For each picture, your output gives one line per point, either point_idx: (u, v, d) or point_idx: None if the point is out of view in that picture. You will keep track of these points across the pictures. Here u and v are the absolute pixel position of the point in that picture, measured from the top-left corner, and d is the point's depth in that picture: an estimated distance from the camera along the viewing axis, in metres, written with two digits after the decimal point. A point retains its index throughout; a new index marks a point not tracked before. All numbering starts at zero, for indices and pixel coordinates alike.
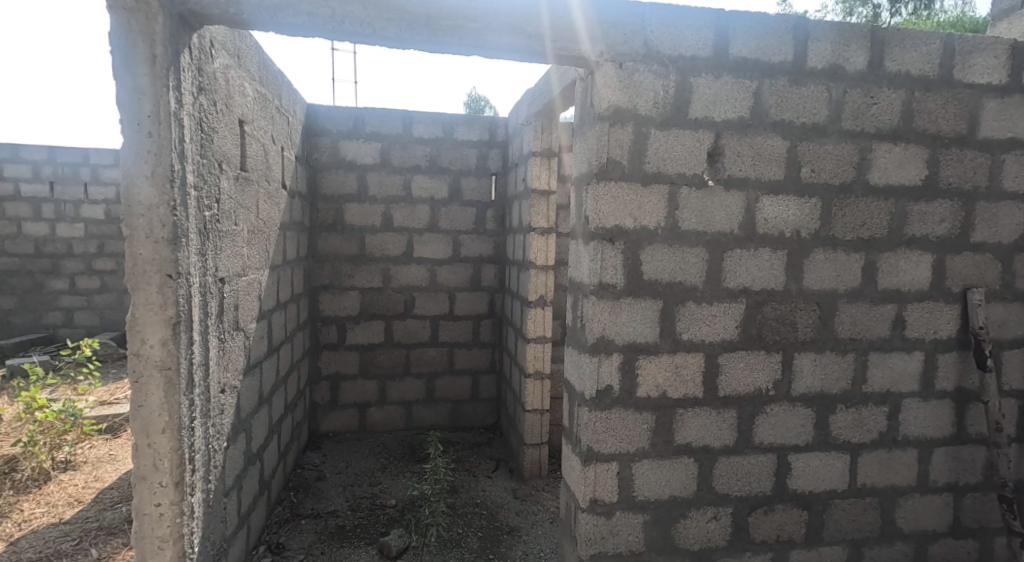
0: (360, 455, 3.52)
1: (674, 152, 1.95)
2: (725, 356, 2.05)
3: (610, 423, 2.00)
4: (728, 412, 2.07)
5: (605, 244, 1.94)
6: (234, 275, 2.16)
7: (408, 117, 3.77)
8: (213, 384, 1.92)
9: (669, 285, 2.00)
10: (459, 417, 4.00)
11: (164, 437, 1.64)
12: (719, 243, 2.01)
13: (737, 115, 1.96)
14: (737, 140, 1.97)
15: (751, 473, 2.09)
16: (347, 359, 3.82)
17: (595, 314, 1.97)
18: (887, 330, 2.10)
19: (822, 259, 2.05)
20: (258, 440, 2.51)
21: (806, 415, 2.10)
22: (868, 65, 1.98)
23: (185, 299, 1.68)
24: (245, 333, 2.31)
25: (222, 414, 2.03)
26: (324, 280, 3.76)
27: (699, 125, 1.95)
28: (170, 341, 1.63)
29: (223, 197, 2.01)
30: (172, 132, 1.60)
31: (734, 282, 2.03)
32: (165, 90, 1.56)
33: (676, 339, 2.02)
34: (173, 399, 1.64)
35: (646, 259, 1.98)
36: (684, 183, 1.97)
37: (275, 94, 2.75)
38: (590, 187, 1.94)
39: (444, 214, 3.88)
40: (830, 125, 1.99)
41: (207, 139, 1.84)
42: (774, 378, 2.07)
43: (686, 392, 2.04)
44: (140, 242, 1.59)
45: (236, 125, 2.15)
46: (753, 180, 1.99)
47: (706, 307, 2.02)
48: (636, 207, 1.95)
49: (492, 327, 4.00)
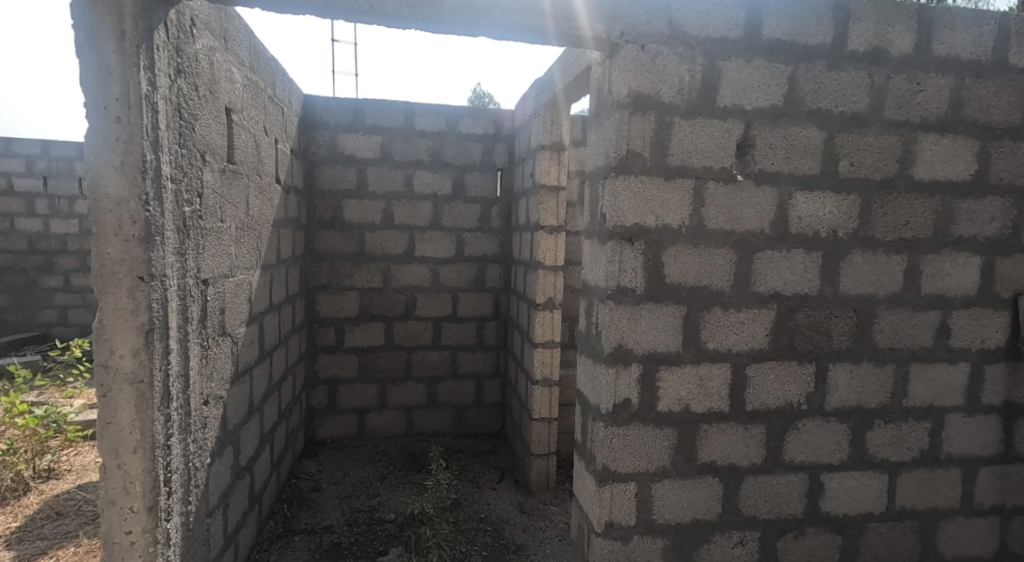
0: (358, 463, 3.36)
1: (700, 143, 1.78)
2: (754, 367, 1.88)
3: (628, 440, 1.84)
4: (756, 428, 1.89)
5: (624, 244, 1.78)
6: (220, 276, 1.99)
7: (410, 109, 3.60)
8: (195, 395, 1.76)
9: (694, 290, 1.83)
10: (462, 423, 3.83)
11: (135, 457, 1.47)
12: (748, 244, 1.83)
13: (770, 103, 1.78)
14: (770, 131, 1.79)
15: (781, 494, 1.92)
16: (346, 362, 3.67)
17: (613, 321, 1.81)
18: (930, 339, 1.92)
19: (860, 261, 1.87)
20: (249, 453, 2.35)
21: (841, 431, 1.92)
22: (914, 49, 1.79)
23: (160, 304, 1.52)
24: (233, 338, 2.15)
25: (205, 428, 1.86)
26: (322, 279, 3.59)
27: (728, 114, 1.77)
28: (142, 351, 1.47)
29: (207, 191, 1.84)
30: (144, 118, 1.43)
31: (764, 286, 1.85)
32: (136, 70, 1.40)
33: (700, 348, 1.85)
34: (146, 415, 1.48)
35: (669, 261, 1.81)
36: (711, 178, 1.80)
37: (268, 83, 2.58)
38: (609, 182, 1.78)
39: (447, 211, 3.71)
40: (871, 114, 1.81)
41: (187, 127, 1.68)
42: (807, 391, 1.90)
43: (711, 405, 1.87)
44: (109, 241, 1.42)
45: (222, 113, 1.98)
46: (786, 175, 1.82)
47: (733, 313, 1.85)
48: (659, 203, 1.78)
49: (497, 329, 3.82)
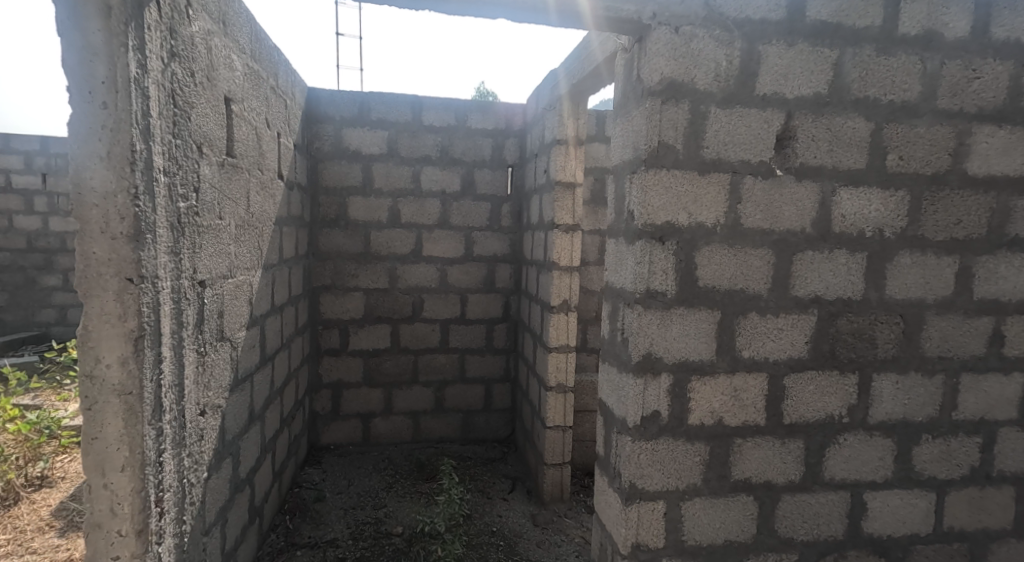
0: (363, 471, 3.23)
1: (737, 135, 1.64)
2: (792, 378, 1.74)
3: (657, 456, 1.71)
4: (794, 443, 1.75)
5: (654, 243, 1.64)
6: (219, 277, 1.86)
7: (417, 103, 3.47)
8: (190, 406, 1.63)
9: (729, 294, 1.70)
10: (470, 429, 3.70)
11: (124, 475, 1.34)
12: (788, 244, 1.70)
13: (813, 92, 1.64)
14: (812, 122, 1.65)
15: (821, 514, 1.78)
16: (350, 366, 3.54)
17: (642, 327, 1.67)
18: (982, 347, 1.78)
19: (908, 262, 1.73)
20: (249, 465, 2.22)
21: (886, 447, 1.78)
22: (971, 32, 1.65)
23: (151, 308, 1.39)
24: (233, 342, 2.02)
25: (202, 440, 1.73)
26: (325, 280, 3.47)
27: (768, 103, 1.64)
28: (131, 359, 1.33)
29: (204, 186, 1.71)
30: (134, 103, 1.30)
31: (804, 289, 1.71)
32: (125, 51, 1.26)
33: (735, 356, 1.72)
34: (136, 429, 1.35)
35: (702, 262, 1.67)
36: (748, 172, 1.66)
37: (270, 73, 2.45)
38: (637, 176, 1.64)
39: (455, 209, 3.57)
40: (923, 104, 1.67)
41: (182, 116, 1.54)
42: (849, 403, 1.76)
43: (746, 419, 1.74)
44: (95, 239, 1.29)
45: (220, 102, 1.85)
46: (829, 169, 1.68)
47: (771, 319, 1.72)
48: (692, 199, 1.65)
49: (507, 332, 3.69)
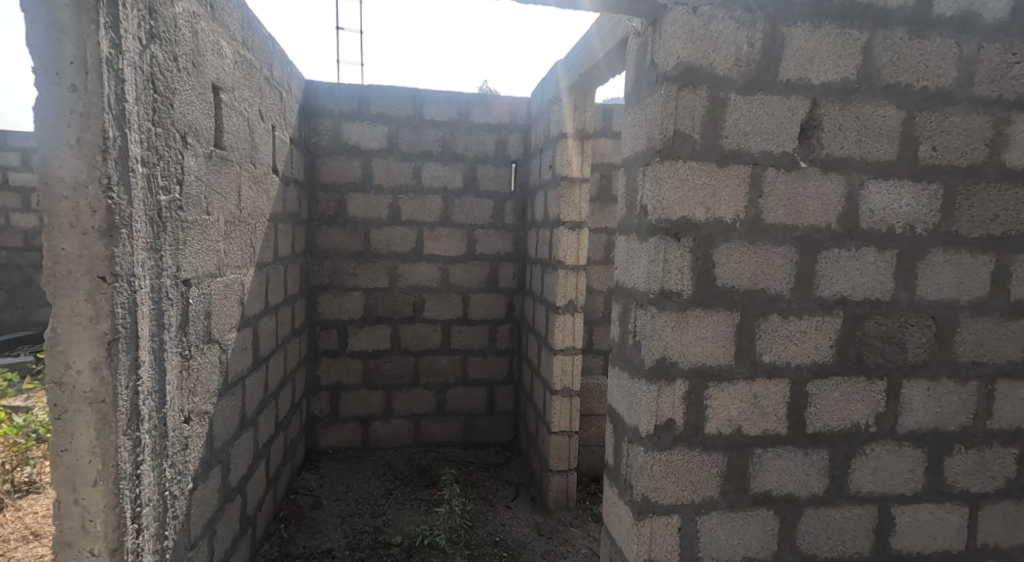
0: (361, 477, 3.13)
1: (758, 124, 1.53)
2: (816, 384, 1.63)
3: (671, 467, 1.61)
4: (818, 454, 1.64)
5: (669, 240, 1.54)
6: (206, 275, 1.76)
7: (419, 97, 3.37)
8: (173, 413, 1.53)
9: (748, 294, 1.59)
10: (473, 433, 3.59)
11: (96, 490, 1.24)
12: (812, 240, 1.58)
13: (840, 78, 1.53)
14: (839, 110, 1.54)
15: (846, 529, 1.67)
16: (350, 368, 3.44)
17: (655, 331, 1.57)
18: (1019, 351, 1.66)
19: (941, 261, 1.61)
20: (241, 473, 2.12)
21: (916, 458, 1.66)
22: (1010, 14, 1.54)
23: (127, 309, 1.28)
24: (222, 345, 1.91)
25: (187, 449, 1.63)
26: (323, 279, 3.37)
27: (792, 90, 1.52)
28: (104, 365, 1.23)
29: (189, 178, 1.61)
30: (106, 86, 1.20)
31: (829, 289, 1.60)
32: (95, 29, 1.16)
33: (755, 360, 1.61)
34: (110, 440, 1.24)
35: (720, 260, 1.57)
36: (770, 164, 1.55)
37: (263, 63, 2.34)
38: (651, 168, 1.54)
39: (458, 207, 3.46)
40: (958, 91, 1.55)
41: (163, 103, 1.44)
42: (876, 412, 1.65)
43: (766, 427, 1.63)
44: (64, 234, 1.19)
45: (208, 90, 1.74)
46: (857, 161, 1.56)
47: (793, 321, 1.60)
48: (709, 193, 1.54)
49: (510, 333, 3.58)
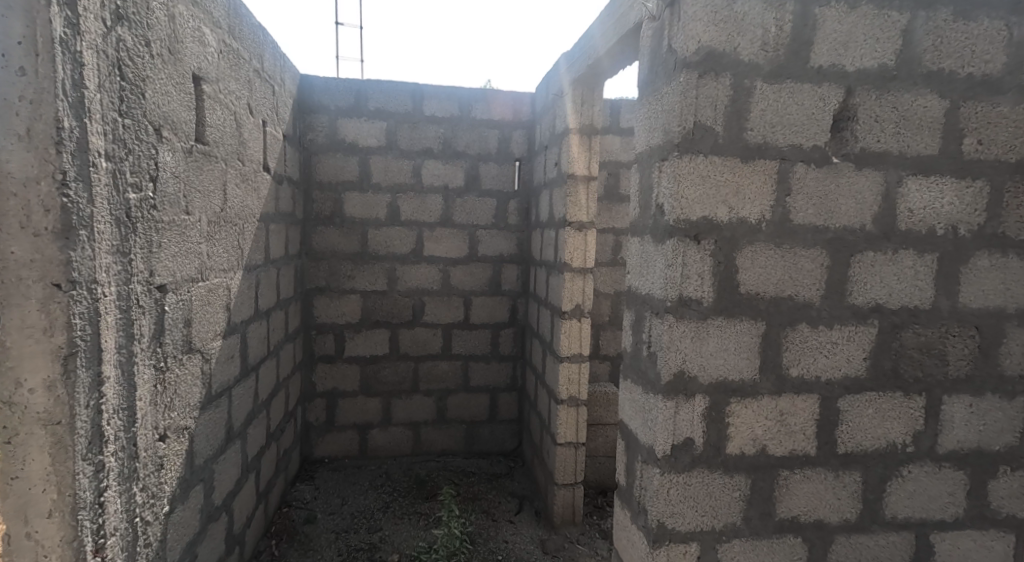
0: (358, 488, 3.00)
1: (787, 115, 1.39)
2: (848, 400, 1.49)
3: (689, 491, 1.47)
4: (850, 476, 1.50)
5: (688, 243, 1.40)
6: (185, 280, 1.63)
7: (418, 92, 3.24)
8: (145, 432, 1.40)
9: (775, 301, 1.45)
10: (475, 441, 3.46)
11: (51, 523, 1.11)
12: (845, 242, 1.44)
13: (878, 64, 1.39)
14: (876, 99, 1.40)
15: (880, 558, 1.53)
16: (347, 374, 3.31)
17: (672, 342, 1.44)
18: None
19: (987, 265, 1.47)
20: (227, 490, 2.00)
21: (958, 481, 1.52)
22: None
23: (87, 319, 1.15)
24: (204, 354, 1.78)
25: (162, 469, 1.50)
26: (320, 281, 3.24)
27: (824, 77, 1.38)
28: (60, 383, 1.10)
29: (164, 175, 1.48)
30: (60, 70, 1.07)
31: (862, 297, 1.46)
32: (46, 5, 1.03)
33: (781, 374, 1.47)
34: (67, 468, 1.12)
35: (744, 265, 1.43)
36: (800, 159, 1.41)
37: (253, 54, 2.21)
38: (668, 164, 1.41)
39: (459, 206, 3.33)
40: (1008, 78, 1.41)
41: (132, 92, 1.31)
42: (914, 430, 1.50)
43: (794, 447, 1.49)
44: (14, 236, 1.06)
45: (187, 81, 1.61)
46: (896, 155, 1.42)
47: (824, 331, 1.46)
48: (732, 192, 1.40)
49: (514, 337, 3.44)
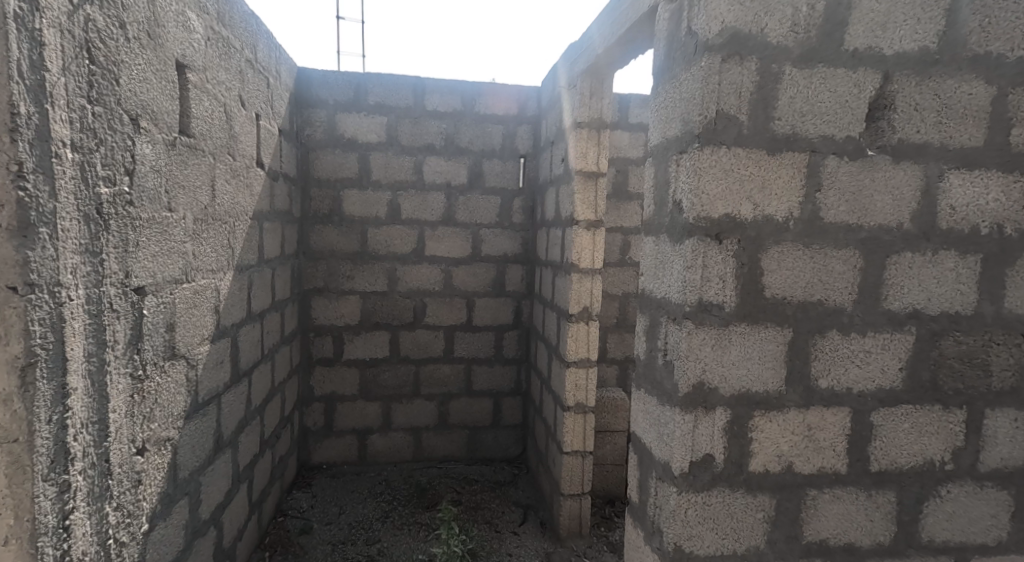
0: (357, 497, 2.90)
1: (819, 103, 1.28)
2: (883, 414, 1.37)
3: (709, 512, 1.36)
4: (884, 496, 1.38)
5: (709, 242, 1.28)
6: (167, 281, 1.52)
7: (420, 86, 3.12)
8: (120, 446, 1.29)
9: (803, 306, 1.33)
10: (477, 447, 3.35)
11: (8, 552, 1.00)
12: (880, 242, 1.32)
13: (918, 47, 1.27)
14: (916, 85, 1.28)
15: None
16: (345, 377, 3.20)
17: (691, 350, 1.32)
18: None
19: None
20: (215, 503, 1.90)
21: (1002, 502, 1.40)
22: None
23: (48, 325, 1.04)
24: (190, 359, 1.68)
25: (140, 485, 1.39)
26: (318, 282, 3.14)
27: (860, 61, 1.27)
28: (16, 397, 0.99)
29: (142, 168, 1.37)
30: (15, 49, 0.96)
31: (898, 302, 1.34)
32: None
33: (810, 386, 1.35)
34: (25, 490, 1.01)
35: (770, 266, 1.31)
36: (832, 151, 1.29)
37: (245, 43, 2.10)
38: (688, 156, 1.29)
39: (462, 204, 3.22)
40: None
41: (103, 76, 1.20)
42: (954, 447, 1.38)
43: (822, 465, 1.37)
44: None
45: (169, 68, 1.51)
46: (937, 146, 1.30)
47: (857, 340, 1.34)
48: (756, 188, 1.29)
49: (518, 340, 3.33)
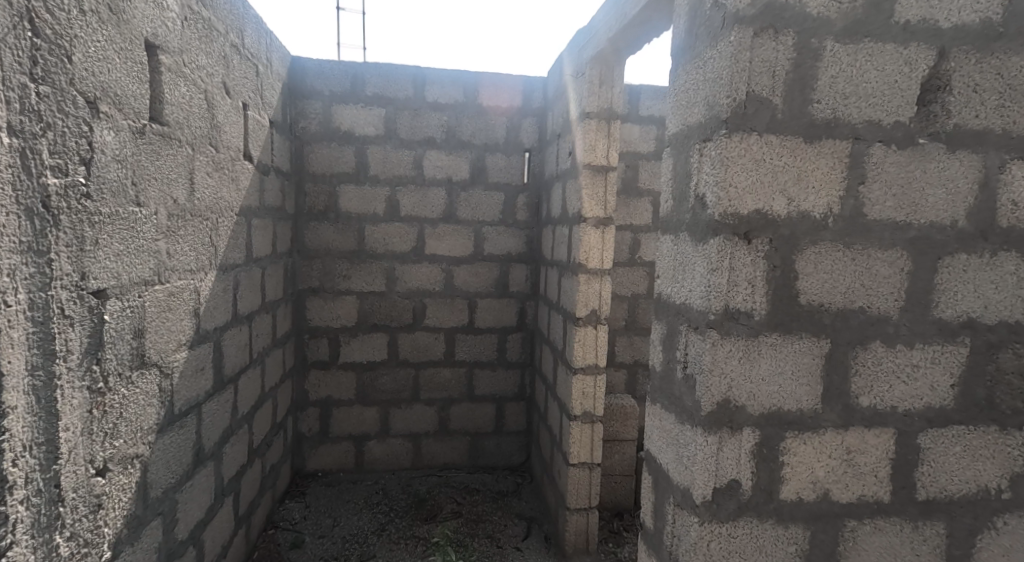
0: (352, 508, 2.77)
1: (864, 84, 1.12)
2: (932, 436, 1.21)
3: (734, 544, 1.21)
4: (931, 528, 1.23)
5: (737, 242, 1.13)
6: (135, 282, 1.38)
7: (420, 76, 2.98)
8: (74, 468, 1.16)
9: (843, 315, 1.17)
10: (479, 455, 3.21)
11: None
12: (931, 243, 1.16)
13: (980, 18, 1.11)
14: (975, 64, 1.12)
15: None
16: (342, 382, 3.07)
17: (716, 364, 1.17)
18: None
19: None
20: (195, 519, 1.76)
21: None
22: None
23: None
24: (163, 368, 1.54)
25: (101, 508, 1.26)
26: (313, 282, 3.00)
27: (912, 36, 1.11)
28: None
29: (102, 158, 1.23)
30: None
31: (951, 310, 1.18)
32: None
33: (849, 404, 1.20)
34: None
35: (806, 269, 1.16)
36: (878, 139, 1.13)
37: (230, 27, 1.96)
38: (714, 145, 1.14)
39: (463, 201, 3.07)
40: None
41: (50, 52, 1.06)
42: (1011, 473, 1.22)
43: (862, 492, 1.22)
44: None
45: (136, 46, 1.36)
46: (998, 133, 1.14)
47: (903, 353, 1.19)
48: (791, 180, 1.13)
49: (522, 343, 3.19)
